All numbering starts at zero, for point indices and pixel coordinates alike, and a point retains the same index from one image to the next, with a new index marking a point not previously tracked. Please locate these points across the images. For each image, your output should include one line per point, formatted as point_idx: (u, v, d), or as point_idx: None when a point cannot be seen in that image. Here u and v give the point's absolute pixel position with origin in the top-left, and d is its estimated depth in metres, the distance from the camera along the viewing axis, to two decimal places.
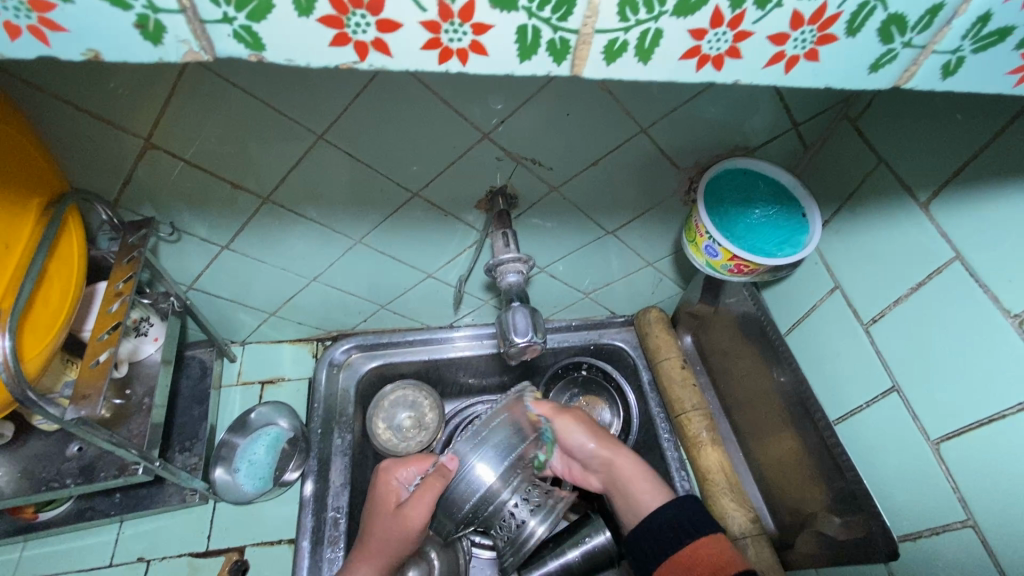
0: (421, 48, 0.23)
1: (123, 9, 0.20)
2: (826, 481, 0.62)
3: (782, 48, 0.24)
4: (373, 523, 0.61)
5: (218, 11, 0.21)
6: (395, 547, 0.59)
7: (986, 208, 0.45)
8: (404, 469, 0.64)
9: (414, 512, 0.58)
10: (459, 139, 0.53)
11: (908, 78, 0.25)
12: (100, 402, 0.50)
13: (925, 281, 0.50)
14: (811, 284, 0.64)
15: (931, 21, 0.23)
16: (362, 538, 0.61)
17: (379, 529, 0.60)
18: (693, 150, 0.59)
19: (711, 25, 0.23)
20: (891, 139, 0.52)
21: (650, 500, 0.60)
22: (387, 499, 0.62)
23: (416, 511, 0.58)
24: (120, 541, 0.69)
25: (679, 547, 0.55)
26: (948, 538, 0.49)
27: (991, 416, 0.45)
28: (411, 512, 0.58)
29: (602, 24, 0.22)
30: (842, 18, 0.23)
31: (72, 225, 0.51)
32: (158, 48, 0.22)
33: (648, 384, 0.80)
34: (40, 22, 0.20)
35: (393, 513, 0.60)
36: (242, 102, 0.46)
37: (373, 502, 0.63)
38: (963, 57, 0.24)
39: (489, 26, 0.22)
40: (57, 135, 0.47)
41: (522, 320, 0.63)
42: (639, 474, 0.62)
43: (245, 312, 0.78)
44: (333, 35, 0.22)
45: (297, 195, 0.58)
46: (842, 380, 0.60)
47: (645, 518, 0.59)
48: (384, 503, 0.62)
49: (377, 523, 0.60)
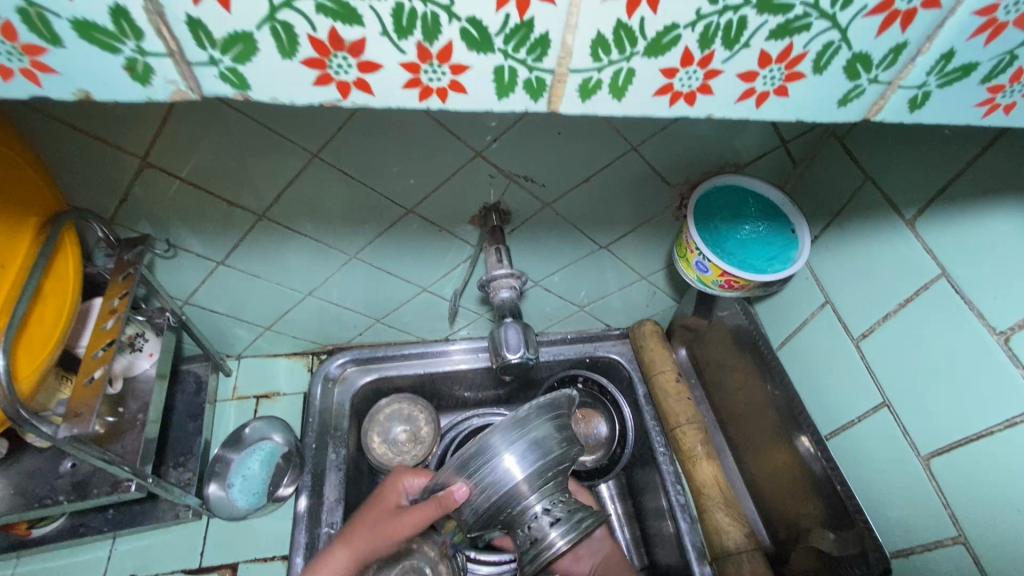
0: (402, 87, 0.23)
1: (112, 53, 0.21)
2: (821, 496, 0.61)
3: (751, 84, 0.24)
4: (361, 514, 0.62)
5: (204, 54, 0.21)
6: (375, 545, 0.59)
7: (972, 224, 0.45)
8: (409, 478, 0.65)
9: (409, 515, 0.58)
10: (451, 158, 0.54)
11: (878, 110, 0.26)
12: (93, 420, 0.50)
13: (913, 298, 0.50)
14: (802, 298, 0.64)
15: (895, 59, 0.24)
16: (349, 526, 0.61)
17: (368, 523, 0.61)
18: (683, 167, 0.60)
19: (681, 64, 0.23)
20: (876, 158, 0.53)
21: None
22: (388, 499, 0.63)
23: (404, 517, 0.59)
24: (113, 558, 0.68)
25: None
26: (940, 554, 0.49)
27: (979, 432, 0.45)
28: (402, 522, 0.58)
29: (576, 64, 0.23)
30: (808, 57, 0.23)
31: (67, 244, 0.51)
32: (146, 87, 0.22)
33: (643, 397, 0.80)
34: (32, 65, 0.20)
35: (391, 516, 0.60)
36: (235, 122, 0.47)
37: (373, 499, 0.63)
38: (929, 92, 0.25)
39: (467, 66, 0.23)
40: (51, 156, 0.48)
41: (514, 335, 0.64)
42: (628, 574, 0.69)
43: (240, 327, 0.78)
44: (316, 75, 0.23)
45: (291, 212, 0.59)
46: (833, 395, 0.60)
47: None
48: (378, 503, 0.63)
49: (367, 519, 0.61)
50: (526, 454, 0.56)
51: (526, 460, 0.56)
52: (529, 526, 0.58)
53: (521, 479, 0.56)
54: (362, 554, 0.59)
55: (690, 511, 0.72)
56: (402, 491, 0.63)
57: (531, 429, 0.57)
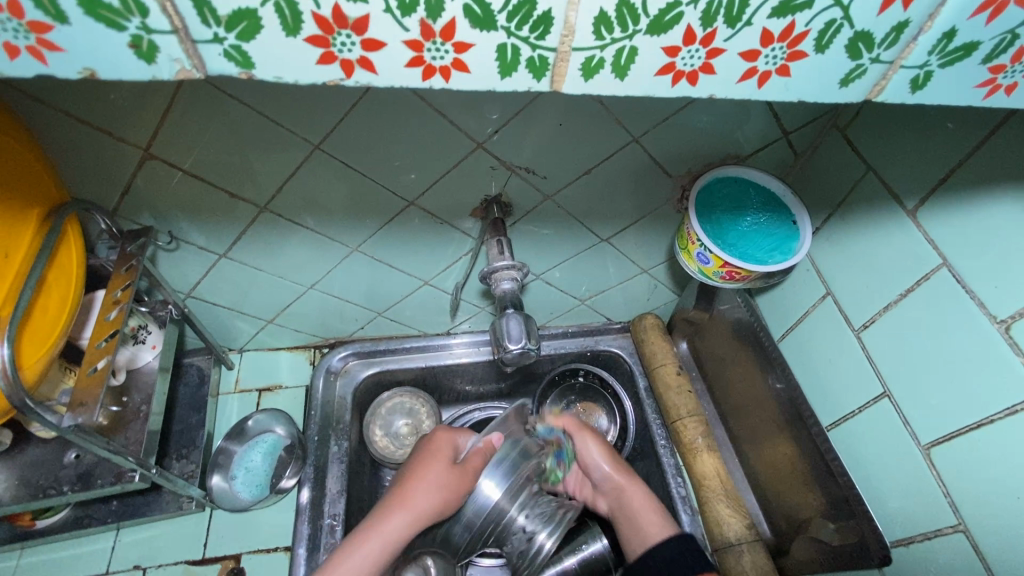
0: (405, 65, 0.24)
1: (117, 30, 0.21)
2: (821, 486, 0.62)
3: (754, 64, 0.24)
4: (410, 471, 0.59)
5: (209, 32, 0.21)
6: (429, 504, 0.56)
7: (974, 212, 0.45)
8: (464, 435, 0.64)
9: (433, 467, 0.59)
10: (452, 149, 0.54)
11: (879, 91, 0.26)
12: (97, 409, 0.51)
13: (914, 288, 0.50)
14: (803, 290, 0.64)
15: (897, 38, 0.24)
16: (404, 487, 0.57)
17: (421, 479, 0.58)
18: (685, 159, 0.60)
19: (683, 42, 0.23)
20: (878, 149, 0.53)
21: (659, 530, 0.61)
22: (443, 451, 0.61)
23: (438, 468, 0.59)
24: (117, 549, 0.69)
25: None
26: (940, 543, 0.50)
27: (980, 420, 0.45)
28: (455, 474, 0.59)
29: (578, 42, 0.23)
30: (810, 36, 0.23)
31: (71, 235, 0.51)
32: (151, 66, 0.22)
33: (644, 390, 0.81)
34: (38, 42, 0.21)
35: (457, 468, 0.59)
36: (238, 113, 0.47)
37: (425, 451, 0.61)
38: (930, 72, 0.25)
39: (470, 44, 0.23)
40: (55, 146, 0.48)
41: (515, 326, 0.64)
42: (645, 499, 0.65)
43: (242, 320, 0.78)
44: (320, 54, 0.23)
45: (293, 204, 0.59)
46: (834, 385, 0.61)
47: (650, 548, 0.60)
48: (427, 458, 0.60)
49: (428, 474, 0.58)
50: (501, 476, 0.62)
51: (502, 479, 0.62)
52: (520, 538, 0.65)
53: (502, 500, 0.63)
54: (421, 512, 0.56)
55: (691, 503, 0.72)
56: (454, 447, 0.62)
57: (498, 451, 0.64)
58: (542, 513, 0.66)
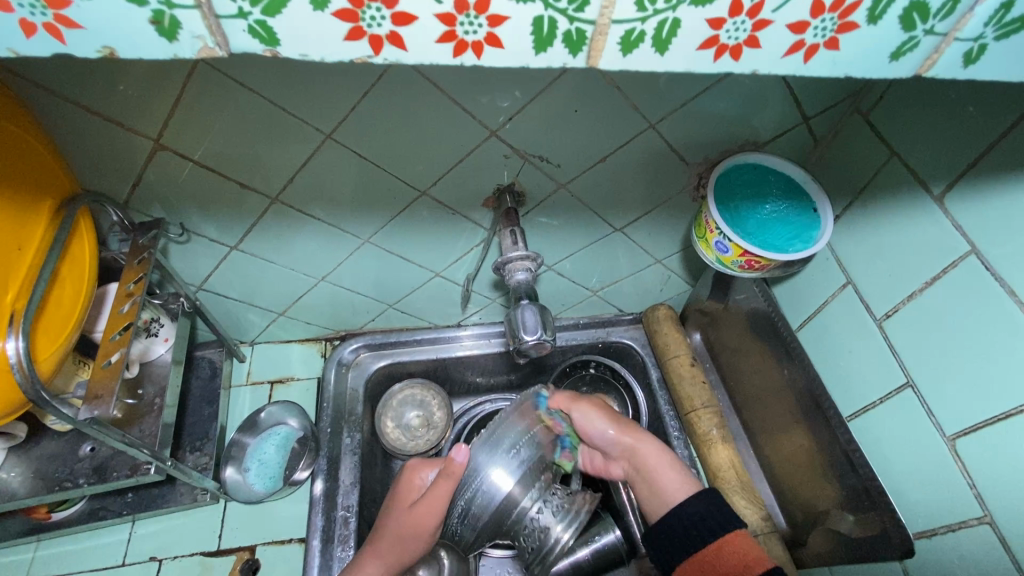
0: (436, 41, 0.23)
1: (138, 5, 0.20)
2: (839, 478, 0.61)
3: (801, 37, 0.24)
4: (388, 520, 0.59)
5: (233, 6, 0.21)
6: (411, 551, 0.57)
7: (1003, 197, 0.44)
8: (427, 469, 0.61)
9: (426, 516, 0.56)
10: (466, 138, 0.53)
11: (929, 66, 0.25)
12: (112, 403, 0.51)
13: (940, 276, 0.49)
14: (823, 278, 0.63)
15: (953, 8, 0.23)
16: (375, 534, 0.59)
17: (394, 528, 0.57)
18: (703, 145, 0.59)
19: (729, 14, 0.22)
20: (903, 133, 0.51)
21: (677, 494, 0.56)
22: (407, 495, 0.60)
23: (431, 520, 0.56)
24: (133, 540, 0.69)
25: (705, 544, 0.51)
26: (964, 535, 0.49)
27: (1007, 411, 0.44)
28: (424, 513, 0.56)
29: (618, 14, 0.22)
30: (863, 6, 0.22)
31: (83, 227, 0.51)
32: (172, 43, 0.22)
33: (657, 382, 0.80)
34: (56, 19, 0.20)
35: (406, 510, 0.57)
36: (249, 101, 0.46)
37: (393, 496, 0.61)
38: (985, 45, 0.24)
39: (505, 17, 0.22)
40: (66, 136, 0.47)
41: (531, 317, 0.63)
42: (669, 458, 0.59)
43: (254, 313, 0.78)
44: (347, 29, 0.22)
45: (305, 195, 0.58)
46: (854, 376, 0.60)
47: (669, 511, 0.55)
48: (398, 503, 0.59)
49: (393, 519, 0.58)
50: (512, 465, 0.56)
51: (513, 469, 0.56)
52: (533, 532, 0.58)
53: (511, 491, 0.56)
54: (395, 560, 0.57)
55: None
56: (420, 482, 0.60)
57: (507, 437, 0.56)
58: (557, 504, 0.59)
